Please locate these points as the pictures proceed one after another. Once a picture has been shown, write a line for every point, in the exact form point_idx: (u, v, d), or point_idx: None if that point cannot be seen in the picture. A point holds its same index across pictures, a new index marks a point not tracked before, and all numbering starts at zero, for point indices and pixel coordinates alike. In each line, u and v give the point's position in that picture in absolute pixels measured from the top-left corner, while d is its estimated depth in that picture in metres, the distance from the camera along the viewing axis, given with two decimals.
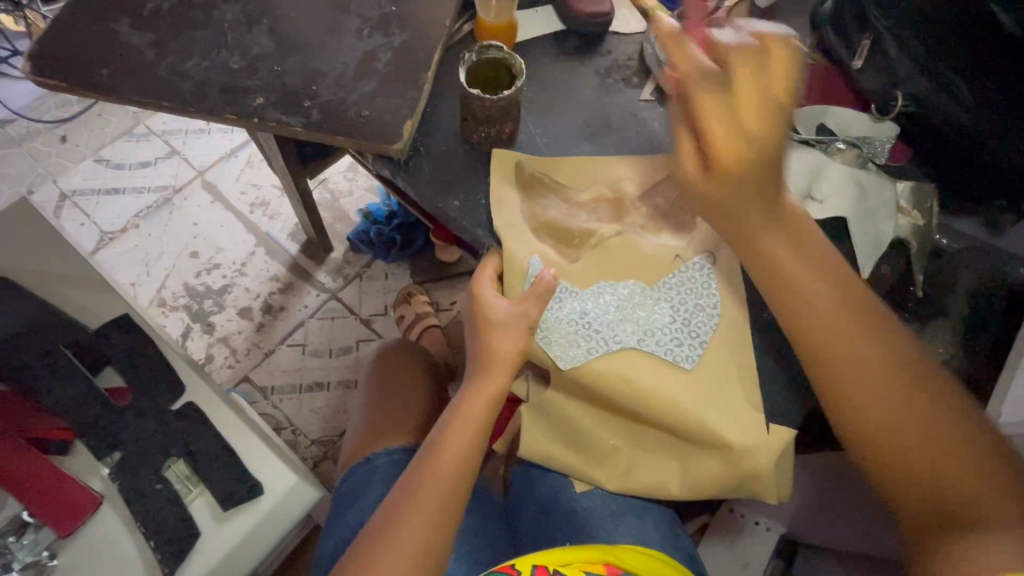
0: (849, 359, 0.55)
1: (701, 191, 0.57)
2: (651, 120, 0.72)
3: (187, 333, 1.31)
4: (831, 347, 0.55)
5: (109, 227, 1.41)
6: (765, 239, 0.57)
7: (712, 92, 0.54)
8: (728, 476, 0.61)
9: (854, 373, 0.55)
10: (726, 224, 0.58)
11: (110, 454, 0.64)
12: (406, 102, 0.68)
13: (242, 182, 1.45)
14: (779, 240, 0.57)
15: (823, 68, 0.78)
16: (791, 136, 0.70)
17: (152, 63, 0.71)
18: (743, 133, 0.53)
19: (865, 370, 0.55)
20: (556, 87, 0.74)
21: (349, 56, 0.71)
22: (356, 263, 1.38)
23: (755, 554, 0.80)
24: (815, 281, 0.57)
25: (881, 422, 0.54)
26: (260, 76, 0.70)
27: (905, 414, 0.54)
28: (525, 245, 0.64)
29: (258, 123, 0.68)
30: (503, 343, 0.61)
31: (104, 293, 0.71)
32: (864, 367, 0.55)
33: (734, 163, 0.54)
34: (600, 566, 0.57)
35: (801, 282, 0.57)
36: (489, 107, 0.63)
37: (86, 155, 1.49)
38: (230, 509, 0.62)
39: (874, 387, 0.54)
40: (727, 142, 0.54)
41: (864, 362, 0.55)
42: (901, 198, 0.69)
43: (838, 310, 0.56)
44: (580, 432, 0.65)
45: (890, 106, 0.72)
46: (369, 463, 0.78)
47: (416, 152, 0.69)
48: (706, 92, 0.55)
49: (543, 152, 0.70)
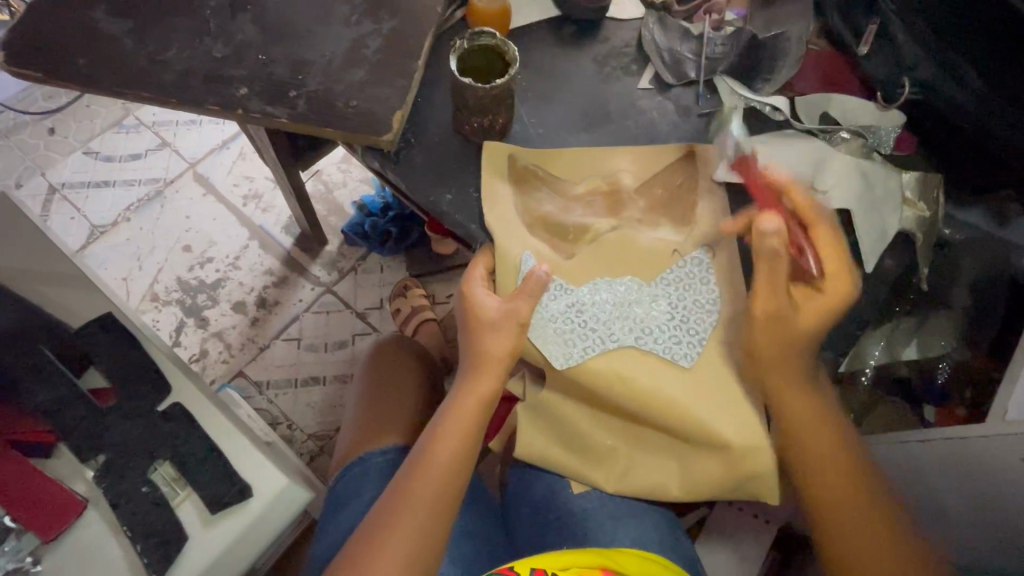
0: (804, 449, 0.59)
1: (785, 319, 0.57)
2: (649, 109, 0.70)
3: (181, 328, 1.29)
4: (786, 440, 0.59)
5: (100, 220, 1.38)
6: (766, 347, 0.58)
7: (824, 231, 0.58)
8: (729, 476, 0.59)
9: (805, 463, 0.59)
10: (778, 343, 0.57)
11: (94, 456, 0.62)
12: (396, 92, 0.66)
13: (234, 174, 1.42)
14: (772, 350, 0.58)
15: (829, 54, 0.74)
16: (794, 125, 0.68)
17: (132, 52, 0.68)
18: (846, 275, 0.57)
19: (818, 458, 0.59)
20: (553, 75, 0.71)
21: (336, 44, 0.68)
22: (351, 256, 1.35)
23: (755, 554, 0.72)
24: (784, 384, 0.58)
25: (828, 509, 0.58)
26: (245, 65, 0.67)
27: (853, 498, 0.58)
28: (518, 241, 0.62)
29: (242, 115, 0.65)
30: (495, 343, 0.59)
31: (88, 291, 0.69)
32: (817, 455, 0.59)
33: (828, 302, 0.57)
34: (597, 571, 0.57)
35: (770, 384, 0.59)
36: (482, 97, 0.60)
37: (75, 147, 1.46)
38: (218, 513, 0.61)
39: (825, 474, 0.58)
40: (839, 280, 0.57)
41: (819, 452, 0.58)
42: (906, 189, 0.67)
43: (803, 406, 0.58)
44: (574, 438, 0.64)
45: (897, 94, 0.69)
46: (362, 462, 0.76)
47: (408, 143, 0.67)
48: (819, 228, 0.59)
49: (539, 144, 0.68)
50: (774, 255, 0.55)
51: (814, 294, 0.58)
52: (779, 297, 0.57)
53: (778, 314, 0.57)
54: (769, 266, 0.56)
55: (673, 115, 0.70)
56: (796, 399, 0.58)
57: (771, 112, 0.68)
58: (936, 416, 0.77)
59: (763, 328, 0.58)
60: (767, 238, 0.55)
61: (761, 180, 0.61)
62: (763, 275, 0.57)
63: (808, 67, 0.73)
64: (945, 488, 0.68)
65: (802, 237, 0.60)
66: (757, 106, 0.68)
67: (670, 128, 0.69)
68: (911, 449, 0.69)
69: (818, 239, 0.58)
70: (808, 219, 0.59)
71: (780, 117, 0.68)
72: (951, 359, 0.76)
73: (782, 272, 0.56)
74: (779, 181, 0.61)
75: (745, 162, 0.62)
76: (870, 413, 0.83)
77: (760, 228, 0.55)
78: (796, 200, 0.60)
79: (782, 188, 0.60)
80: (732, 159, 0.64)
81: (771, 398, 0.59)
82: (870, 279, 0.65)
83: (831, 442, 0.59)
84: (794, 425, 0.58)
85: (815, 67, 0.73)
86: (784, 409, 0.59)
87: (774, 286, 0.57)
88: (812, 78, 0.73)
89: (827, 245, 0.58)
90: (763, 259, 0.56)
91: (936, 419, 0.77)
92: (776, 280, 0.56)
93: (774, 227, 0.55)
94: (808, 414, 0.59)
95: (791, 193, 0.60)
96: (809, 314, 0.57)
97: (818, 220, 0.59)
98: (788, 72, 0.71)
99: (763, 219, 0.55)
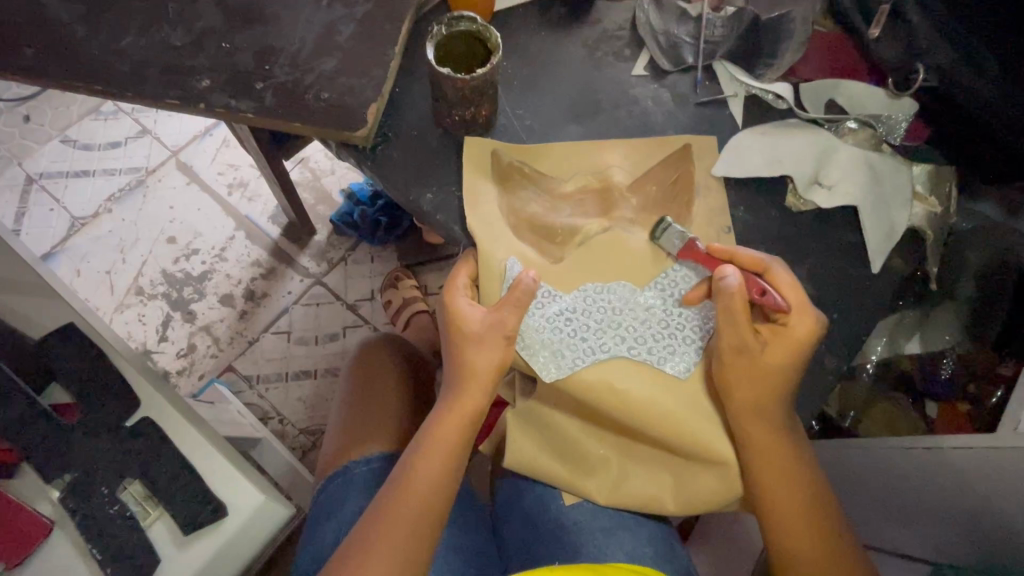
0: (772, 493, 0.55)
1: (752, 355, 0.54)
2: (644, 98, 0.65)
3: (167, 323, 1.25)
4: (753, 482, 0.56)
5: (80, 211, 1.33)
6: (735, 388, 0.54)
7: (779, 273, 0.54)
8: (723, 492, 0.57)
9: (772, 505, 0.55)
10: (749, 382, 0.54)
11: (60, 476, 0.60)
12: (371, 82, 0.61)
13: (218, 163, 1.36)
14: (740, 387, 0.54)
15: (836, 36, 0.69)
16: (799, 114, 0.64)
17: (84, 41, 0.63)
18: (809, 309, 0.53)
19: (783, 484, 0.55)
20: (542, 61, 0.66)
21: (306, 30, 0.63)
22: (340, 246, 1.30)
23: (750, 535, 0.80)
24: (754, 426, 0.55)
25: (789, 533, 0.56)
26: (207, 54, 0.62)
27: (807, 525, 0.56)
28: (502, 246, 0.59)
29: (204, 109, 0.61)
30: (479, 357, 0.57)
31: (50, 300, 0.65)
32: (784, 498, 0.55)
33: (793, 338, 0.53)
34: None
35: (744, 427, 0.55)
36: (461, 89, 0.55)
37: (51, 135, 1.39)
38: (193, 533, 0.59)
39: (789, 515, 0.55)
40: (798, 321, 0.53)
41: (786, 495, 0.55)
42: (918, 183, 0.63)
43: (773, 448, 0.55)
44: (558, 450, 0.62)
45: (911, 81, 0.63)
46: (347, 472, 0.73)
47: (385, 138, 0.62)
48: (775, 274, 0.55)
49: (525, 138, 0.63)
50: (733, 296, 0.52)
51: (779, 331, 0.54)
52: (744, 336, 0.53)
53: (745, 351, 0.54)
54: (727, 305, 0.53)
55: (669, 105, 0.65)
56: (766, 442, 0.55)
57: (773, 101, 0.64)
58: (939, 412, 0.77)
59: (729, 366, 0.55)
60: (726, 282, 0.53)
61: (708, 252, 0.56)
62: (723, 319, 0.54)
63: (812, 50, 0.68)
64: (938, 502, 0.66)
65: (756, 287, 0.55)
66: (757, 93, 0.65)
67: (666, 118, 0.64)
68: (895, 455, 0.67)
69: (774, 283, 0.55)
70: (760, 269, 0.55)
71: (784, 106, 0.64)
72: (953, 353, 0.76)
73: (739, 312, 0.53)
74: (722, 249, 0.56)
75: (689, 242, 0.57)
76: (871, 410, 0.82)
77: (719, 277, 0.53)
78: (744, 257, 0.55)
79: (728, 253, 0.56)
80: (677, 249, 0.58)
81: (741, 440, 0.55)
82: (877, 280, 0.61)
83: (793, 477, 0.56)
84: (763, 468, 0.55)
85: (819, 49, 0.68)
86: (753, 453, 0.55)
87: (736, 328, 0.53)
88: (815, 62, 0.68)
89: (784, 284, 0.54)
90: (723, 301, 0.53)
91: (937, 415, 0.78)
92: (736, 321, 0.53)
93: (734, 271, 0.53)
94: (777, 458, 0.55)
95: (736, 254, 0.55)
96: (777, 348, 0.54)
97: (771, 267, 0.55)
98: (793, 54, 0.66)
99: (720, 268, 0.54)
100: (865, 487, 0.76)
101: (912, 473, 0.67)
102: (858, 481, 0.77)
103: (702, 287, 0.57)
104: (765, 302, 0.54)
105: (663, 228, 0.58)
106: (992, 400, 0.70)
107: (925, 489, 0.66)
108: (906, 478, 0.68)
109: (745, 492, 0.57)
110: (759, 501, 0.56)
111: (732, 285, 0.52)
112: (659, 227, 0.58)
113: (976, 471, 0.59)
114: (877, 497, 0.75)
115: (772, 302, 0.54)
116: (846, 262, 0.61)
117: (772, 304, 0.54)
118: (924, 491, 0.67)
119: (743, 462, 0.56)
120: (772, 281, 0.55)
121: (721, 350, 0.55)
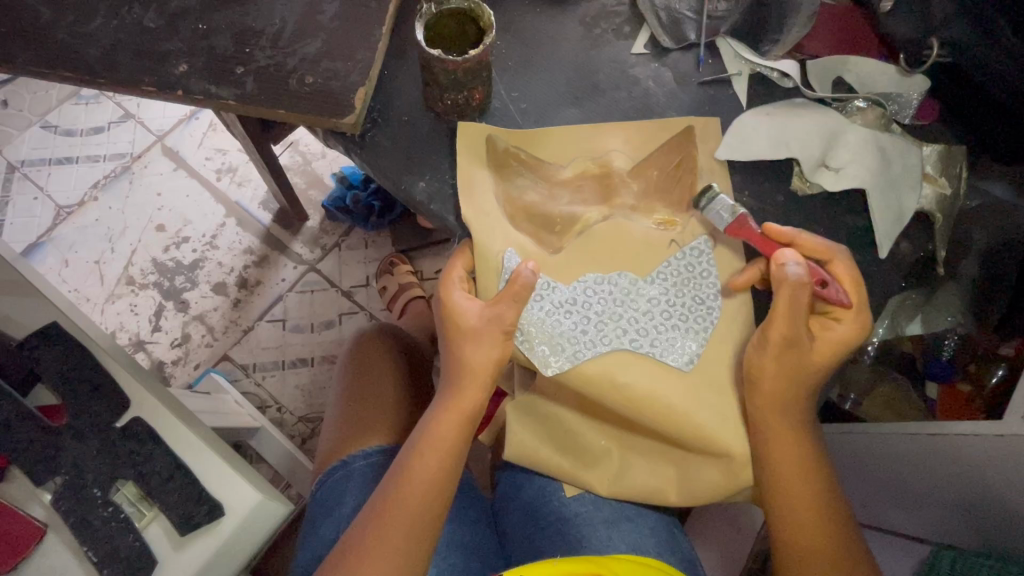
0: (779, 482, 0.54)
1: (800, 350, 0.53)
2: (644, 78, 0.62)
3: (160, 313, 1.22)
4: (762, 475, 0.55)
5: (65, 200, 1.29)
6: (766, 380, 0.53)
7: (841, 266, 0.53)
8: (729, 485, 0.56)
9: (781, 497, 0.55)
10: (784, 375, 0.53)
11: (50, 480, 0.59)
12: (357, 66, 0.58)
13: (206, 148, 1.32)
14: (771, 380, 0.53)
15: (846, 8, 0.66)
16: (804, 92, 0.61)
17: (50, 24, 0.59)
18: (864, 311, 0.53)
19: (790, 475, 0.54)
20: (537, 40, 0.63)
21: (288, 9, 0.59)
22: (333, 232, 1.27)
23: (747, 520, 0.84)
24: (771, 416, 0.54)
25: (792, 521, 0.55)
26: (182, 37, 0.59)
27: (811, 515, 0.55)
28: (499, 236, 0.57)
29: (181, 96, 0.58)
30: (478, 354, 0.55)
31: (32, 298, 0.64)
32: (791, 491, 0.55)
33: (840, 337, 0.53)
34: (556, 564, 0.50)
35: (763, 419, 0.54)
36: (454, 71, 0.52)
37: (31, 121, 1.34)
38: (188, 534, 0.59)
39: (797, 509, 0.55)
40: (851, 318, 0.53)
41: (794, 487, 0.55)
42: (927, 164, 0.61)
43: (784, 439, 0.54)
44: (569, 440, 0.60)
45: (924, 58, 0.61)
46: (346, 466, 0.73)
47: (373, 124, 0.60)
48: (834, 262, 0.54)
49: (520, 122, 0.61)
50: (799, 285, 0.51)
51: (828, 327, 0.54)
52: (800, 329, 0.52)
53: (796, 345, 0.53)
54: (791, 296, 0.51)
55: (671, 85, 0.62)
56: (778, 433, 0.54)
57: (778, 79, 0.61)
58: (941, 394, 0.77)
59: (775, 359, 0.53)
60: (789, 270, 0.51)
61: (763, 233, 0.54)
62: (784, 309, 0.52)
63: (820, 25, 0.65)
64: (936, 487, 0.66)
65: (818, 277, 0.54)
66: (762, 71, 0.61)
67: (667, 99, 0.62)
68: (895, 439, 0.67)
69: (834, 274, 0.54)
70: (823, 258, 0.54)
71: (790, 84, 0.61)
72: (957, 334, 0.73)
73: (803, 303, 0.52)
74: (782, 231, 0.54)
75: (742, 217, 0.54)
76: (871, 392, 0.81)
77: (780, 261, 0.52)
78: (806, 243, 0.54)
79: (788, 237, 0.54)
80: (726, 223, 0.55)
81: (753, 431, 0.55)
82: (885, 265, 0.59)
83: (802, 467, 0.55)
84: (773, 460, 0.54)
85: (828, 24, 0.65)
86: (765, 443, 0.54)
87: (794, 319, 0.52)
88: (823, 37, 0.65)
89: (845, 278, 0.53)
90: (787, 290, 0.51)
91: (937, 397, 0.77)
92: (796, 313, 0.52)
93: (794, 259, 0.52)
94: (788, 450, 0.54)
95: (799, 238, 0.54)
96: (825, 347, 0.54)
97: (834, 257, 0.54)
98: (800, 32, 0.62)
99: (782, 253, 0.52)
100: (866, 473, 0.77)
101: (912, 460, 0.67)
102: (856, 464, 0.78)
103: (754, 273, 0.55)
104: (825, 293, 0.53)
105: (709, 198, 0.55)
106: (993, 381, 0.71)
107: (927, 474, 0.66)
108: (909, 460, 0.67)
109: (751, 486, 0.56)
110: (767, 492, 0.55)
111: (797, 274, 0.51)
112: (706, 196, 0.55)
113: (981, 458, 0.58)
114: (875, 479, 0.76)
115: (833, 295, 0.53)
116: (852, 248, 0.59)
117: (833, 297, 0.53)
118: (928, 477, 0.66)
119: (754, 454, 0.55)
120: (831, 272, 0.54)
121: (768, 340, 0.53)
